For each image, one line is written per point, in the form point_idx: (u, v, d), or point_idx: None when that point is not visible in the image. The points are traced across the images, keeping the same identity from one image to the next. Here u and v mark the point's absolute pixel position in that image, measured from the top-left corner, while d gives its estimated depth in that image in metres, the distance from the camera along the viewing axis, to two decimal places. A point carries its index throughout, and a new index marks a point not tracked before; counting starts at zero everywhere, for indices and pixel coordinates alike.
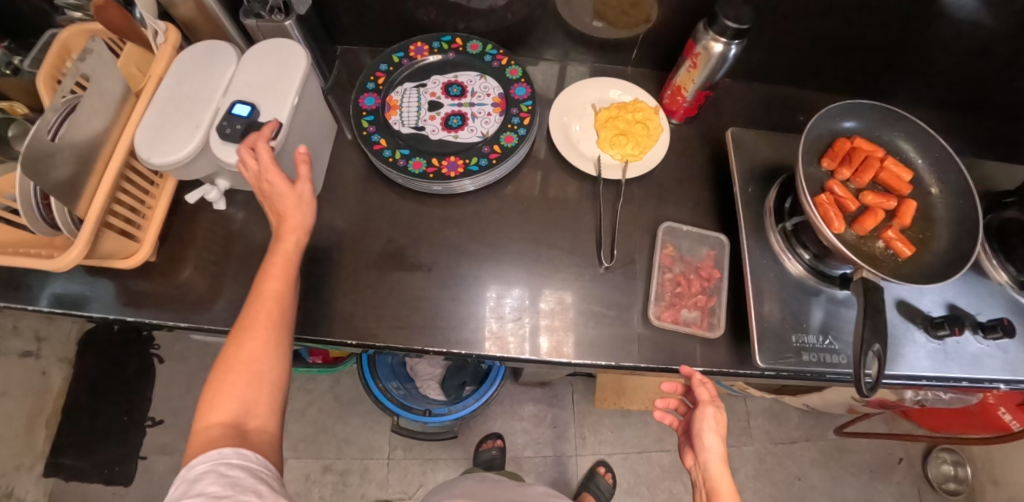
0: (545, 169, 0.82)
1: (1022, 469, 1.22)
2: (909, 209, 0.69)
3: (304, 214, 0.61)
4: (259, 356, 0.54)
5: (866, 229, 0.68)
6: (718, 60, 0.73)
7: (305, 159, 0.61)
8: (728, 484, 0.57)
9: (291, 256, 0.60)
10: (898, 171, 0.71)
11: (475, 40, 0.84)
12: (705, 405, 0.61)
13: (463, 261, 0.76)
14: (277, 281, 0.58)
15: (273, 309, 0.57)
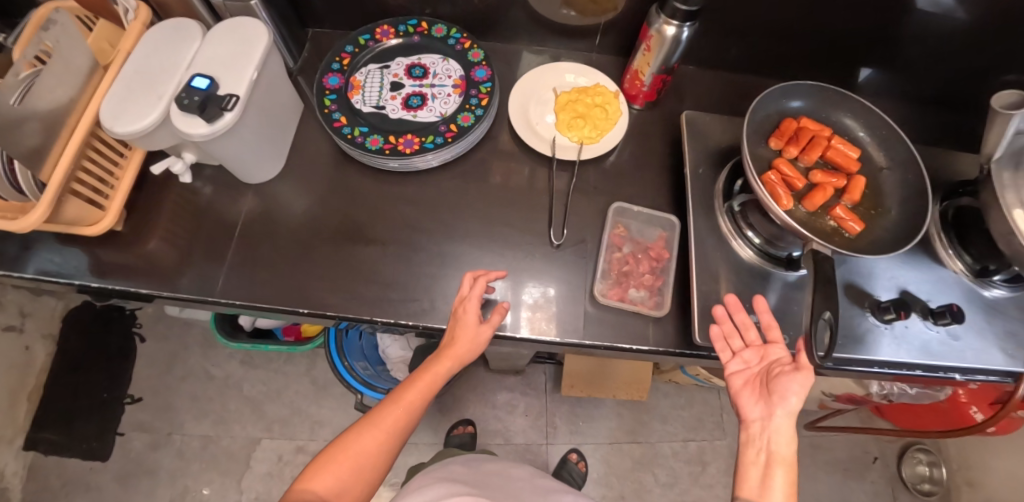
0: (505, 149, 0.83)
1: (996, 470, 1.21)
2: (858, 184, 0.72)
3: (467, 348, 0.65)
4: (370, 453, 0.60)
5: (816, 205, 0.71)
6: (672, 44, 0.74)
7: (501, 311, 0.66)
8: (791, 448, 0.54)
9: (439, 379, 0.64)
10: (845, 148, 0.74)
11: (440, 24, 0.86)
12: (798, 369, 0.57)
13: (418, 237, 0.77)
14: (416, 393, 0.63)
15: (401, 418, 0.62)
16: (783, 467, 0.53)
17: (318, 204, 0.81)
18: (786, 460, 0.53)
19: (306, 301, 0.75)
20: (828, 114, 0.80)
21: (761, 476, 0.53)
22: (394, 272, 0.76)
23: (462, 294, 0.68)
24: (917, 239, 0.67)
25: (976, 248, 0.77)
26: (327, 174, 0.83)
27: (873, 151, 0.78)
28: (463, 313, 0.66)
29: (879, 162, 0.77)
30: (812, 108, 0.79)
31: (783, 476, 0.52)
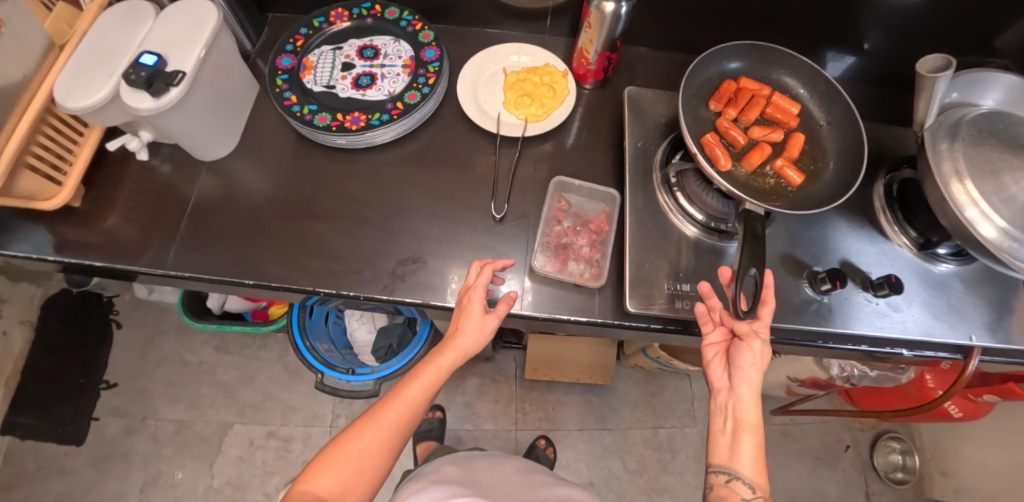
0: (454, 128, 0.85)
1: (969, 460, 1.26)
2: (797, 139, 0.72)
3: (469, 340, 0.64)
4: (373, 451, 0.59)
5: (754, 165, 0.71)
6: (612, 20, 0.75)
7: (507, 302, 0.67)
8: (754, 416, 0.58)
9: (443, 372, 0.63)
10: (785, 103, 0.74)
11: (392, 6, 0.88)
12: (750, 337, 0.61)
13: (365, 212, 0.79)
14: (420, 389, 0.62)
15: (404, 415, 0.61)
16: (750, 435, 0.57)
17: (269, 181, 0.83)
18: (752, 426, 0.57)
19: (253, 272, 0.76)
20: (767, 74, 0.80)
21: (732, 442, 0.57)
22: (340, 245, 0.77)
23: (468, 283, 0.68)
24: (852, 192, 0.67)
25: (920, 222, 0.77)
26: (280, 152, 0.85)
27: (814, 108, 0.79)
28: (468, 303, 0.66)
29: (819, 118, 0.78)
30: (751, 67, 0.80)
31: (750, 442, 0.56)
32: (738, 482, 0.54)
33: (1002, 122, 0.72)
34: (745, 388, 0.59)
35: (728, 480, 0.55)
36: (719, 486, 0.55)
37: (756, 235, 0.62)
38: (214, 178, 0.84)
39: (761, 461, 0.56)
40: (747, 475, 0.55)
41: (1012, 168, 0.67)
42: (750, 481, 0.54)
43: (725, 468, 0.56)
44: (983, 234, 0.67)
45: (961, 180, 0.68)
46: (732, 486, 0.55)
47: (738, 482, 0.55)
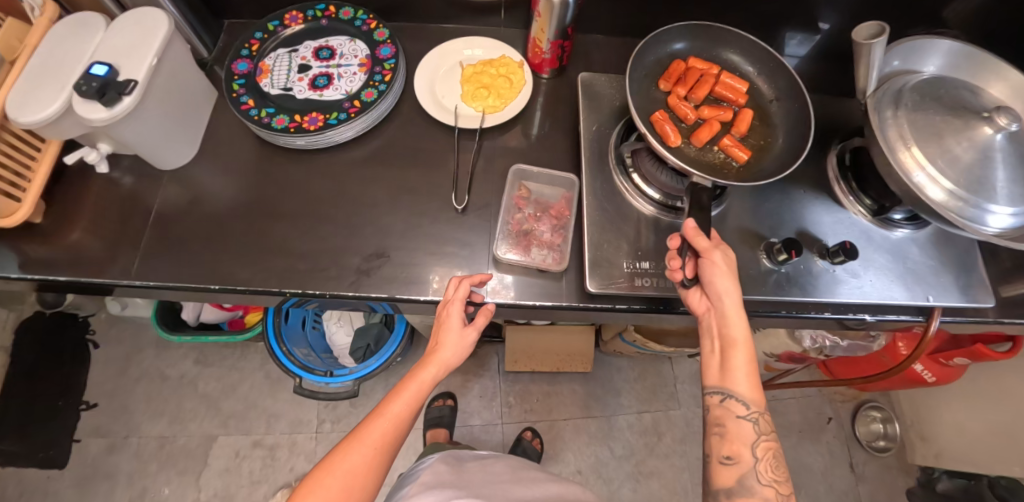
0: (413, 124, 0.86)
1: (942, 423, 1.35)
2: (745, 116, 0.75)
3: (449, 352, 0.65)
4: (361, 470, 0.59)
5: (703, 140, 0.73)
6: (561, 8, 0.76)
7: (485, 314, 0.68)
8: (741, 330, 0.59)
9: (425, 386, 0.63)
10: (735, 81, 0.77)
11: (346, 6, 0.89)
12: (715, 250, 0.61)
13: (328, 210, 0.80)
14: (403, 405, 0.62)
15: (389, 432, 0.61)
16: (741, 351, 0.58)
17: (231, 185, 0.83)
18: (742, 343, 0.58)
19: (217, 277, 0.76)
20: (715, 53, 0.83)
21: (724, 362, 0.59)
22: (304, 245, 0.77)
23: (446, 297, 0.68)
24: (797, 162, 0.69)
25: (873, 190, 0.79)
26: (241, 156, 0.85)
27: (762, 85, 0.82)
28: (446, 317, 0.67)
29: (768, 94, 0.81)
30: (698, 48, 0.83)
31: (742, 359, 0.58)
32: (733, 400, 0.57)
33: (943, 87, 0.74)
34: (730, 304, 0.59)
35: (724, 398, 0.58)
36: (715, 406, 0.58)
37: (701, 206, 0.65)
38: (174, 186, 0.83)
39: (754, 376, 0.58)
40: (743, 392, 0.57)
41: (953, 131, 0.69)
42: (746, 397, 0.57)
43: (718, 387, 0.58)
44: (931, 198, 0.68)
45: (908, 146, 0.70)
46: (727, 405, 0.58)
47: (732, 400, 0.57)
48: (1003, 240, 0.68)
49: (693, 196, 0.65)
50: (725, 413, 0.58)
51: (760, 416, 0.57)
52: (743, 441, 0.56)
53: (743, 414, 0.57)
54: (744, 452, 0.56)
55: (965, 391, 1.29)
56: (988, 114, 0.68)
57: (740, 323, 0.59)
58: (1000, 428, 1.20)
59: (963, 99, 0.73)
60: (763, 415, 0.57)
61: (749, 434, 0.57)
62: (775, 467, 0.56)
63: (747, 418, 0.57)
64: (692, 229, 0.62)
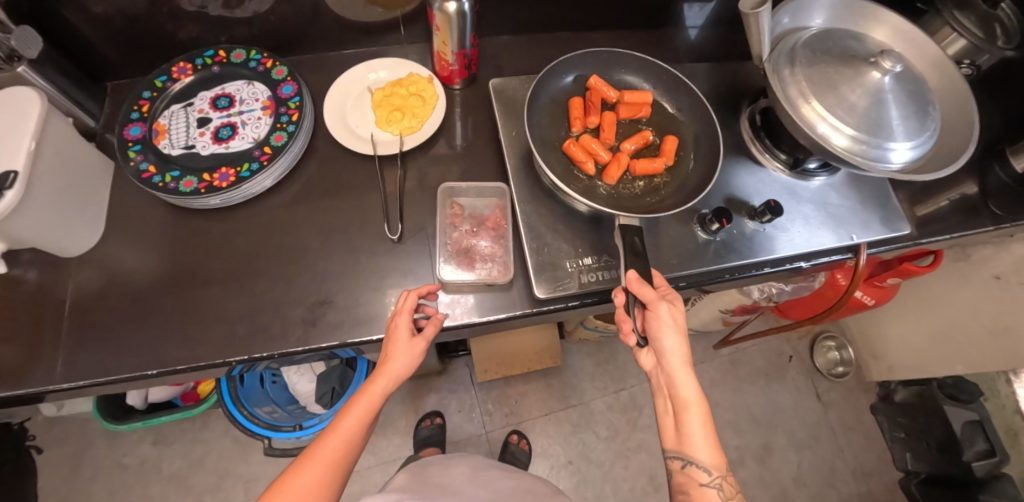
0: (332, 159, 0.84)
1: (888, 338, 1.46)
2: (671, 143, 0.77)
3: (401, 365, 0.64)
4: (314, 491, 0.56)
5: (614, 179, 0.75)
6: (459, 19, 0.75)
7: (434, 323, 0.67)
8: (693, 392, 0.60)
9: (375, 399, 0.62)
10: (635, 98, 0.80)
11: (237, 49, 0.85)
12: (658, 306, 0.62)
13: (259, 265, 0.76)
14: (354, 419, 0.61)
15: (341, 449, 0.59)
16: (694, 415, 0.59)
17: (146, 258, 0.77)
18: (695, 406, 0.59)
19: (150, 359, 0.70)
20: (610, 75, 0.86)
21: (680, 427, 0.60)
22: (241, 307, 0.74)
23: (394, 310, 0.68)
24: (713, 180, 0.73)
25: (785, 145, 0.83)
26: (153, 225, 0.79)
27: (664, 98, 0.85)
28: (395, 329, 0.66)
29: (671, 110, 0.84)
30: (593, 74, 0.85)
31: (697, 423, 0.59)
32: (693, 468, 0.59)
33: (831, 39, 0.77)
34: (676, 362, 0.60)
35: (686, 466, 0.59)
36: (678, 472, 0.60)
37: (636, 250, 0.67)
38: (81, 269, 0.76)
39: (712, 439, 0.59)
40: (702, 458, 0.59)
41: (846, 80, 0.73)
42: (706, 463, 0.58)
43: (678, 454, 0.60)
44: (837, 146, 0.72)
45: (808, 100, 0.73)
46: (689, 472, 0.59)
47: (693, 467, 0.59)
48: (906, 173, 0.73)
49: (626, 239, 0.67)
50: (688, 480, 0.59)
51: (723, 481, 0.58)
52: None
53: (706, 481, 0.58)
54: None
55: (903, 304, 1.39)
56: (874, 59, 0.72)
57: (690, 384, 0.60)
58: (940, 333, 1.30)
59: (851, 47, 0.76)
60: (726, 478, 0.59)
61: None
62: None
63: (711, 485, 0.58)
64: (636, 280, 0.63)
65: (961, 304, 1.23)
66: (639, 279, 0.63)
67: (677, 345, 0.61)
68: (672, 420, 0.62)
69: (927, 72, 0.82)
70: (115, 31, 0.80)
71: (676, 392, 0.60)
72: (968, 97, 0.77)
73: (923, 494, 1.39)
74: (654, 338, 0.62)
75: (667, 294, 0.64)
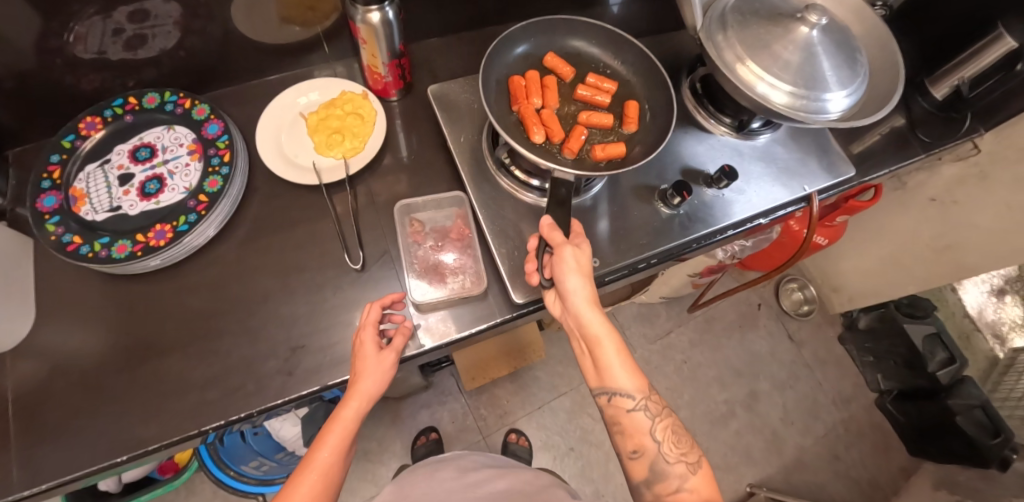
0: (275, 196, 0.79)
1: (843, 270, 1.55)
2: (631, 105, 0.78)
3: (373, 386, 0.62)
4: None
5: (574, 150, 0.74)
6: (386, 30, 0.72)
7: (402, 334, 0.66)
8: (602, 326, 0.62)
9: (349, 425, 0.60)
10: (595, 78, 0.80)
11: (149, 93, 0.78)
12: (562, 248, 0.63)
13: (219, 322, 0.72)
14: (329, 452, 0.59)
15: (319, 483, 0.58)
16: (608, 347, 0.61)
17: (90, 336, 0.71)
18: (606, 335, 0.61)
19: (117, 445, 0.65)
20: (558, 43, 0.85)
21: (598, 362, 0.62)
22: (206, 370, 0.69)
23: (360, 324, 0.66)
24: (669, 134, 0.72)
25: (729, 108, 0.85)
26: (93, 300, 0.72)
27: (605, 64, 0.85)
28: (361, 346, 0.64)
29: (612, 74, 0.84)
30: (541, 43, 0.84)
31: (610, 354, 0.61)
32: (618, 397, 0.60)
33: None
34: (580, 298, 0.62)
35: (610, 398, 0.61)
36: (607, 405, 0.62)
37: (560, 200, 0.68)
38: (18, 362, 0.69)
39: (630, 366, 0.61)
40: (624, 386, 0.60)
41: (777, 38, 0.75)
42: (628, 390, 0.60)
43: (603, 389, 0.62)
44: (777, 103, 0.74)
45: (744, 62, 0.75)
46: (616, 402, 0.61)
47: (617, 397, 0.60)
48: (844, 120, 0.75)
49: (553, 191, 0.68)
50: (617, 410, 0.61)
51: (649, 404, 0.60)
52: (641, 432, 0.60)
53: (632, 407, 0.60)
54: (646, 442, 0.59)
55: (853, 238, 1.46)
56: (801, 14, 0.74)
57: (597, 319, 0.62)
58: (889, 258, 1.38)
59: (777, 5, 0.78)
60: (651, 399, 0.61)
61: (644, 423, 0.60)
62: (678, 441, 0.59)
63: (638, 409, 0.60)
64: (546, 224, 0.64)
65: (904, 230, 1.30)
66: (548, 223, 0.65)
67: (582, 285, 0.63)
68: (590, 359, 0.64)
69: (848, 19, 0.85)
70: (4, 94, 0.72)
71: (585, 328, 0.62)
72: (888, 39, 0.81)
73: (899, 410, 1.49)
74: (558, 280, 0.63)
75: (574, 239, 0.66)
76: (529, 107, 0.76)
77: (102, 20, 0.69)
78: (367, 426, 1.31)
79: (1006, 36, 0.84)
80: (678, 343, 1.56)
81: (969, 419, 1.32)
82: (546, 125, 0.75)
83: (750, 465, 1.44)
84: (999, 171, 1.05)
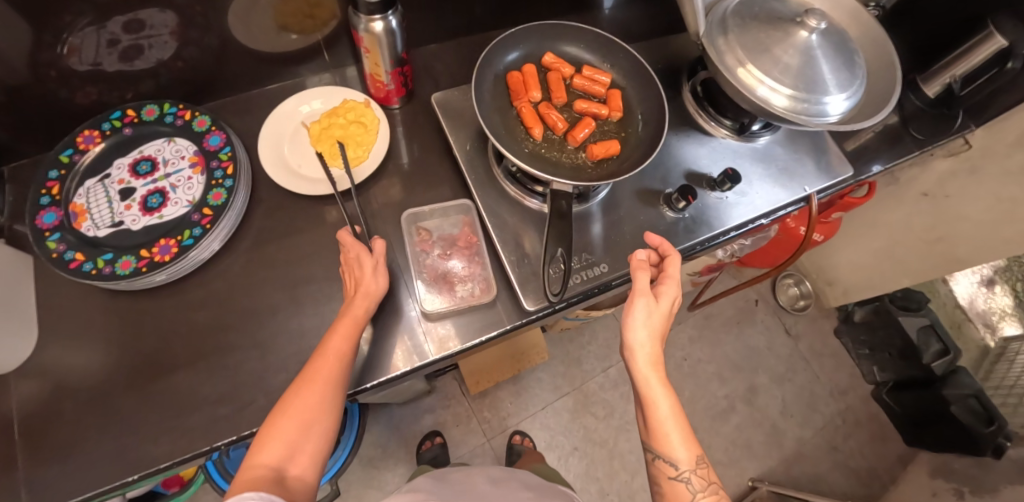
0: (279, 206, 0.79)
1: (838, 265, 1.57)
2: (615, 94, 0.78)
3: (377, 283, 0.64)
4: (315, 409, 0.56)
5: (579, 139, 0.74)
6: (388, 38, 0.71)
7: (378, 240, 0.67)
8: (663, 390, 0.59)
9: (358, 318, 0.62)
10: (591, 73, 0.79)
11: (148, 104, 0.77)
12: (637, 298, 0.62)
13: (226, 337, 0.71)
14: (340, 341, 0.60)
15: (334, 367, 0.59)
16: (662, 410, 0.59)
17: (97, 354, 0.70)
18: (663, 397, 0.59)
19: (130, 464, 0.64)
20: (552, 49, 0.84)
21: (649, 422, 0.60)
22: (215, 386, 0.68)
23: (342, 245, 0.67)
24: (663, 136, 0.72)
25: (729, 111, 0.86)
26: (98, 317, 0.71)
27: (606, 65, 0.84)
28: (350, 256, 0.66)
29: (613, 74, 0.83)
30: (535, 50, 0.83)
31: (666, 418, 0.59)
32: (663, 462, 0.58)
33: (757, 4, 0.79)
34: (643, 356, 0.60)
35: (659, 461, 0.59)
36: (650, 464, 0.60)
37: (563, 213, 0.68)
38: (23, 382, 0.68)
39: (682, 436, 0.58)
40: (672, 453, 0.58)
41: (777, 42, 0.75)
42: (677, 458, 0.58)
43: (650, 447, 0.60)
44: (779, 106, 0.75)
45: (745, 66, 0.75)
46: (659, 464, 0.59)
47: (662, 460, 0.59)
48: (845, 123, 0.76)
49: (554, 204, 0.68)
50: (659, 472, 0.59)
51: (694, 476, 0.57)
52: None
53: (674, 475, 0.58)
54: None
55: (847, 232, 1.49)
56: (800, 19, 0.75)
57: (656, 379, 0.60)
58: (883, 251, 1.40)
59: (777, 9, 0.79)
60: (697, 471, 0.58)
61: (683, 494, 0.57)
62: None
63: (681, 479, 0.58)
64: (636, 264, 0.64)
65: (897, 224, 1.33)
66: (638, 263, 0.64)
67: (649, 340, 0.61)
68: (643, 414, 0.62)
69: (844, 22, 0.86)
70: None
71: (643, 384, 0.60)
72: (886, 44, 0.82)
73: (895, 401, 1.52)
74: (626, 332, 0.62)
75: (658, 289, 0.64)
76: (528, 104, 0.76)
77: (96, 31, 0.68)
78: (371, 432, 1.31)
79: (997, 34, 0.86)
80: (678, 340, 1.57)
81: (964, 409, 1.34)
82: (546, 121, 0.75)
83: (750, 460, 1.46)
84: (989, 164, 1.07)
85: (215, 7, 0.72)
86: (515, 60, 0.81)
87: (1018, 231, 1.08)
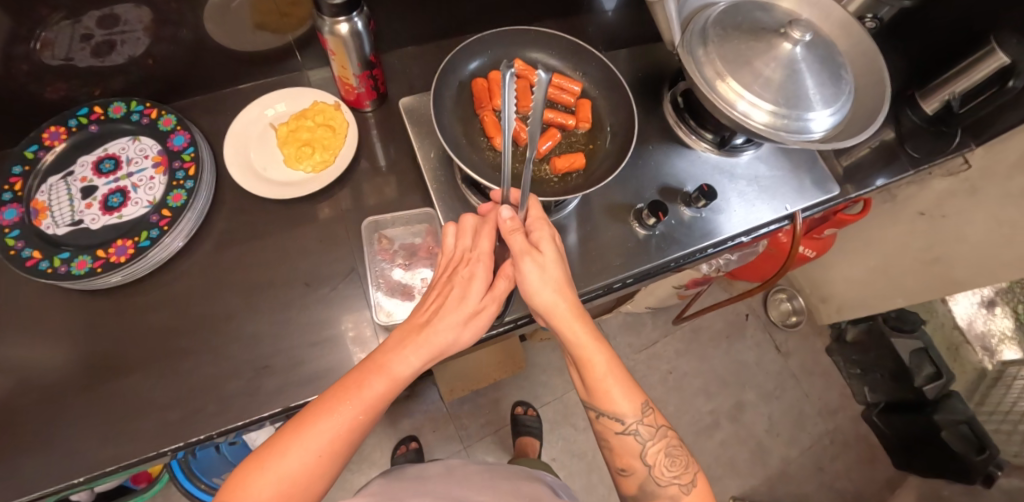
0: (243, 209, 0.78)
1: (832, 281, 1.53)
2: (584, 104, 0.76)
3: (468, 338, 0.59)
4: (300, 479, 0.50)
5: (543, 150, 0.73)
6: (354, 40, 0.69)
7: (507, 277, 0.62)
8: (596, 349, 0.58)
9: (399, 382, 0.56)
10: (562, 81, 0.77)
11: (115, 102, 0.77)
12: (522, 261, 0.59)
13: (181, 340, 0.70)
14: (356, 408, 0.53)
15: (340, 436, 0.52)
16: (598, 366, 0.58)
17: (50, 354, 0.69)
18: (597, 352, 0.58)
19: (77, 466, 0.63)
20: (519, 55, 0.81)
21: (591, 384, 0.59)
22: (166, 391, 0.68)
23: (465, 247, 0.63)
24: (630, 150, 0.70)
25: (709, 124, 0.83)
26: (55, 315, 0.71)
27: (578, 74, 0.82)
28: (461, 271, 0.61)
29: (585, 83, 0.81)
30: (499, 54, 0.81)
31: (605, 376, 0.58)
32: (609, 418, 0.59)
33: (740, 13, 0.77)
34: (564, 312, 0.59)
35: (605, 417, 0.60)
36: (595, 420, 0.61)
37: None
38: None
39: (626, 390, 0.59)
40: (617, 409, 0.58)
41: (759, 54, 0.72)
42: (622, 413, 0.58)
43: (592, 404, 0.60)
44: (757, 121, 0.72)
45: (724, 79, 0.73)
46: (605, 420, 0.60)
47: (607, 417, 0.59)
48: (827, 141, 0.74)
49: None
50: (606, 428, 0.60)
51: (642, 426, 0.59)
52: (631, 454, 0.59)
53: (621, 429, 0.59)
54: (635, 464, 0.59)
55: (842, 248, 1.45)
56: (783, 30, 0.72)
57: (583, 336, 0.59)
58: (878, 269, 1.36)
59: (760, 20, 0.76)
60: (644, 421, 0.59)
61: (633, 445, 0.59)
62: (670, 464, 0.59)
63: (629, 432, 0.59)
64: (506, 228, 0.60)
65: (894, 242, 1.29)
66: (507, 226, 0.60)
67: (557, 299, 0.59)
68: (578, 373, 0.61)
69: (834, 34, 0.83)
70: None
71: (573, 343, 0.59)
72: (876, 57, 0.79)
73: (885, 423, 1.48)
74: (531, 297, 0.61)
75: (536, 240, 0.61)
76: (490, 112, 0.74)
77: (71, 24, 0.67)
78: None
79: (1000, 50, 0.82)
80: (665, 353, 1.54)
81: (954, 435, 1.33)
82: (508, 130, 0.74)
83: (733, 477, 1.44)
84: (988, 186, 1.03)
85: (188, 6, 0.71)
86: (481, 66, 0.80)
87: (1017, 256, 1.04)
